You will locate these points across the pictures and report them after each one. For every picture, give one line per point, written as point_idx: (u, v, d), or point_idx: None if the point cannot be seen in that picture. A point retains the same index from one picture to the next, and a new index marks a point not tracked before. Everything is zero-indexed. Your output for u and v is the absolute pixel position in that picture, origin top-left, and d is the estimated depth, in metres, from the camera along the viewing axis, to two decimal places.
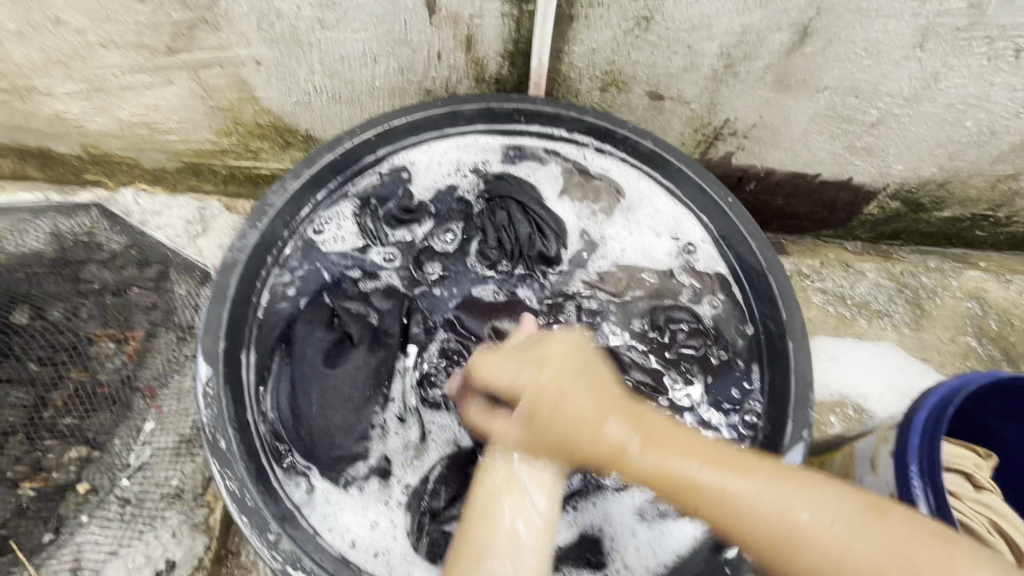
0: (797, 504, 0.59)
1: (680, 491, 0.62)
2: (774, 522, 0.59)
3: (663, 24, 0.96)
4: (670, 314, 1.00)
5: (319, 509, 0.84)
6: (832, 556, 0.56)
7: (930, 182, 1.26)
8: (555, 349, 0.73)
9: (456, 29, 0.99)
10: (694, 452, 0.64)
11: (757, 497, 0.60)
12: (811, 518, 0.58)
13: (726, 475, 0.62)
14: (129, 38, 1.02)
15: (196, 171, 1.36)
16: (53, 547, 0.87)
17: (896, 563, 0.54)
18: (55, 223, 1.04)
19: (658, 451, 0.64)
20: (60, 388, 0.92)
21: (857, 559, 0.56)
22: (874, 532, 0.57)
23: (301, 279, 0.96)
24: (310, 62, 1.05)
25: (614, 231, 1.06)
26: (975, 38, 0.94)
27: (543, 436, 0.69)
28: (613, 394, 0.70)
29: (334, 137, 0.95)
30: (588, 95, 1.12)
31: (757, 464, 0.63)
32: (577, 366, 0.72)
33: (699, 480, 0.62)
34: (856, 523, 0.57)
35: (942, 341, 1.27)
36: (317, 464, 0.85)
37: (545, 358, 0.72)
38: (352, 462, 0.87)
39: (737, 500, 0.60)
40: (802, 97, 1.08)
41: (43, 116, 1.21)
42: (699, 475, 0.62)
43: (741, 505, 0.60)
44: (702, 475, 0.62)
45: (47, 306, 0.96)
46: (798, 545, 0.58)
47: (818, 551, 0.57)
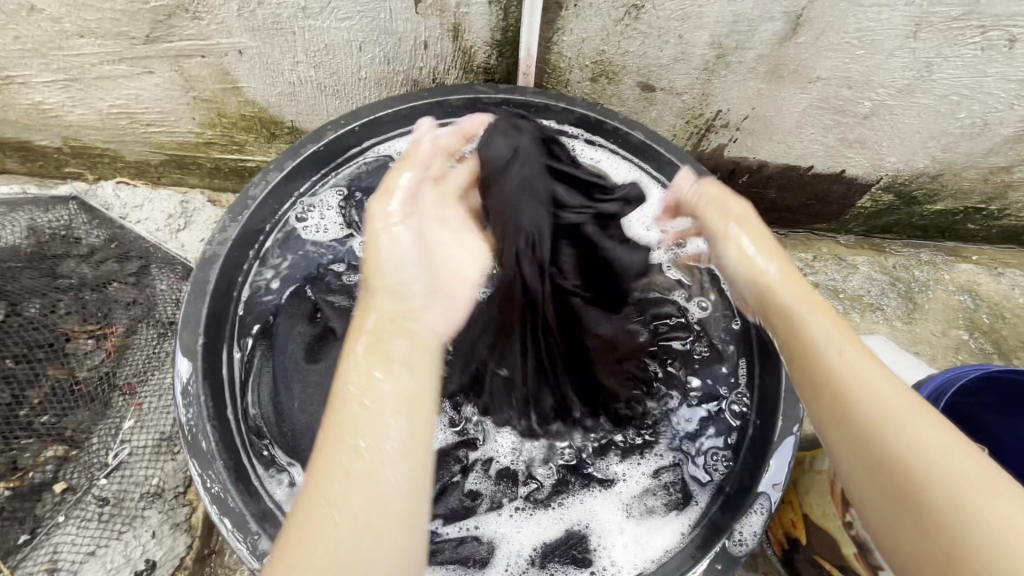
0: (908, 418, 0.60)
1: (790, 316, 0.72)
2: (875, 394, 0.63)
3: (653, 13, 0.94)
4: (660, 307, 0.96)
5: None
6: (915, 448, 0.58)
7: (923, 174, 1.25)
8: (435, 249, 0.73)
9: (442, 18, 0.96)
10: (832, 326, 0.69)
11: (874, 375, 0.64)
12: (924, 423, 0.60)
13: (859, 359, 0.65)
14: (107, 26, 0.99)
15: (179, 164, 1.33)
16: (29, 548, 0.84)
17: (977, 487, 0.55)
18: (33, 217, 1.02)
19: (793, 300, 0.73)
20: (36, 387, 0.88)
21: (939, 461, 0.57)
22: (974, 458, 0.57)
23: (285, 272, 0.94)
24: (294, 51, 1.03)
25: None
26: (969, 28, 0.93)
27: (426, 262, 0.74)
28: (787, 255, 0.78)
29: (319, 128, 0.94)
30: (578, 86, 1.10)
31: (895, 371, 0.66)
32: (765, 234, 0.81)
33: (826, 350, 0.67)
34: (965, 447, 0.58)
35: (934, 335, 1.27)
36: (300, 460, 0.83)
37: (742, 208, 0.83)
38: None
39: (847, 360, 0.66)
40: (795, 88, 1.07)
41: (21, 107, 1.18)
42: (818, 327, 0.69)
43: (854, 381, 0.63)
44: (821, 327, 0.69)
45: (23, 302, 0.90)
46: (905, 427, 0.59)
47: (908, 433, 0.59)
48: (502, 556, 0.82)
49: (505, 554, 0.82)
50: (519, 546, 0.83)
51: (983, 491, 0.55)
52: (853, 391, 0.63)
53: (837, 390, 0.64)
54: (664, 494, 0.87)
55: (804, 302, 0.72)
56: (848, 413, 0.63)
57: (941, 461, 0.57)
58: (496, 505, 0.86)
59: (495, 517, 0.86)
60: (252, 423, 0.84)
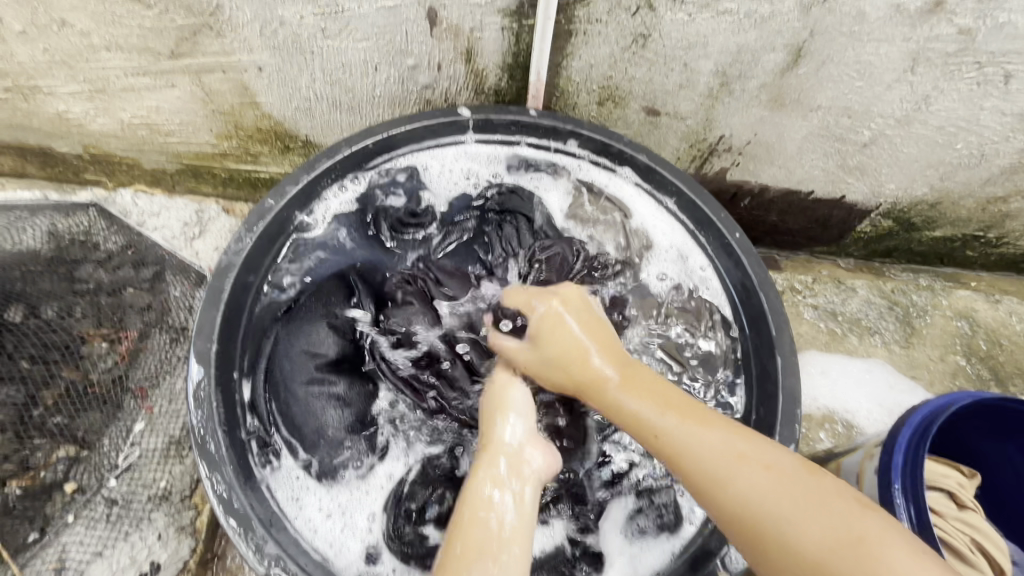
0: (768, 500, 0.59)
1: (656, 435, 0.67)
2: (743, 508, 0.60)
3: (660, 41, 0.98)
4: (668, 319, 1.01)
5: (293, 501, 0.84)
6: (765, 509, 0.58)
7: (921, 202, 1.27)
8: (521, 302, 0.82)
9: (456, 41, 1.00)
10: (660, 401, 0.69)
11: (705, 437, 0.64)
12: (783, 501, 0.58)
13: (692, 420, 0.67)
14: (133, 41, 1.03)
15: (195, 173, 1.36)
16: (38, 547, 0.85)
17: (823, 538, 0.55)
18: (53, 221, 1.05)
19: (631, 387, 0.71)
20: (51, 388, 0.91)
21: (760, 493, 0.60)
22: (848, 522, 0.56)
23: (302, 276, 0.96)
24: (312, 69, 1.07)
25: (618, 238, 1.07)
26: (966, 63, 0.96)
27: (547, 352, 0.76)
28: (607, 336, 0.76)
29: (333, 144, 0.97)
30: (585, 109, 1.13)
31: (715, 418, 0.66)
32: (578, 310, 0.79)
33: (653, 418, 0.68)
34: (803, 493, 0.58)
35: (932, 360, 1.27)
36: (295, 455, 0.86)
37: (557, 300, 0.79)
38: (335, 457, 0.86)
39: (687, 441, 0.65)
40: (796, 116, 1.10)
41: (45, 116, 1.22)
42: (658, 416, 0.68)
43: (697, 451, 0.64)
44: (661, 417, 0.67)
45: (42, 304, 0.95)
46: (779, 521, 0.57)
47: (766, 505, 0.59)
48: None
49: None
50: None
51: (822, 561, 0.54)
52: (690, 458, 0.64)
53: (677, 450, 0.65)
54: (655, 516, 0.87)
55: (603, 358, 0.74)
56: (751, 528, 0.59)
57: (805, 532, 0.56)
58: None
59: None
60: (268, 423, 0.87)
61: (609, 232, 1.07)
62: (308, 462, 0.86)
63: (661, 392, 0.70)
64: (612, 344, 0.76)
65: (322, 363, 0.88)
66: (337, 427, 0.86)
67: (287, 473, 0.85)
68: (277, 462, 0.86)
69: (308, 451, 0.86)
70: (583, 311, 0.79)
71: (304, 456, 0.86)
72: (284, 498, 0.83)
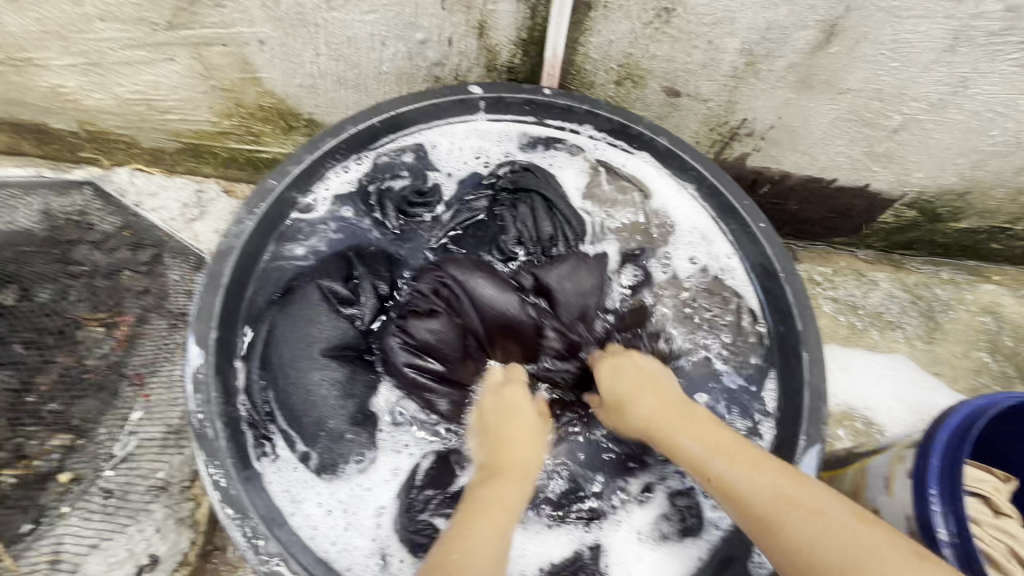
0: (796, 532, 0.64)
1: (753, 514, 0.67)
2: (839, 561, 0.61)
3: (684, 16, 0.92)
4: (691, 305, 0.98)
5: (291, 495, 0.80)
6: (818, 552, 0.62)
7: (949, 192, 1.22)
8: (630, 365, 0.84)
9: (469, 14, 0.95)
10: (716, 446, 0.73)
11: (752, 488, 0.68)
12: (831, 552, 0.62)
13: (750, 466, 0.70)
14: (128, 10, 0.98)
15: (195, 153, 1.32)
16: (32, 539, 0.81)
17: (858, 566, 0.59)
18: (47, 201, 1.01)
19: (685, 431, 0.75)
20: (45, 373, 0.87)
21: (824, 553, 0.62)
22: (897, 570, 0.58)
23: (308, 254, 0.93)
24: (316, 43, 1.01)
25: (634, 213, 1.02)
26: (1010, 43, 0.91)
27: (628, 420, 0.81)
28: (671, 400, 0.79)
29: (339, 122, 0.92)
30: (602, 88, 1.08)
31: (764, 463, 0.70)
32: (650, 383, 0.81)
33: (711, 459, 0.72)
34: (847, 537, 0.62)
35: (955, 356, 1.23)
36: (293, 446, 0.83)
37: (622, 378, 0.83)
38: (336, 450, 0.83)
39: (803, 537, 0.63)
40: (824, 99, 1.05)
41: (39, 90, 1.17)
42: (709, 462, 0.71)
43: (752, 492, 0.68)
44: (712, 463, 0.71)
45: (35, 288, 0.91)
46: (798, 525, 0.64)
47: (816, 543, 0.63)
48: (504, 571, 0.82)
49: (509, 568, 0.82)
50: (520, 567, 0.82)
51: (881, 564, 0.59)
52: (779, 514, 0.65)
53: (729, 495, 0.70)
54: (677, 520, 0.84)
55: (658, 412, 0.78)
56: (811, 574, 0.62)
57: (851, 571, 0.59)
58: None
59: None
60: (264, 412, 0.83)
61: (627, 209, 1.02)
62: (306, 454, 0.83)
63: (722, 439, 0.74)
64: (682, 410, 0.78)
65: (326, 347, 0.85)
66: (338, 419, 0.83)
67: (285, 465, 0.82)
68: (274, 453, 0.82)
69: (307, 444, 0.83)
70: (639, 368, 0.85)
71: (302, 449, 0.82)
72: (282, 491, 0.80)
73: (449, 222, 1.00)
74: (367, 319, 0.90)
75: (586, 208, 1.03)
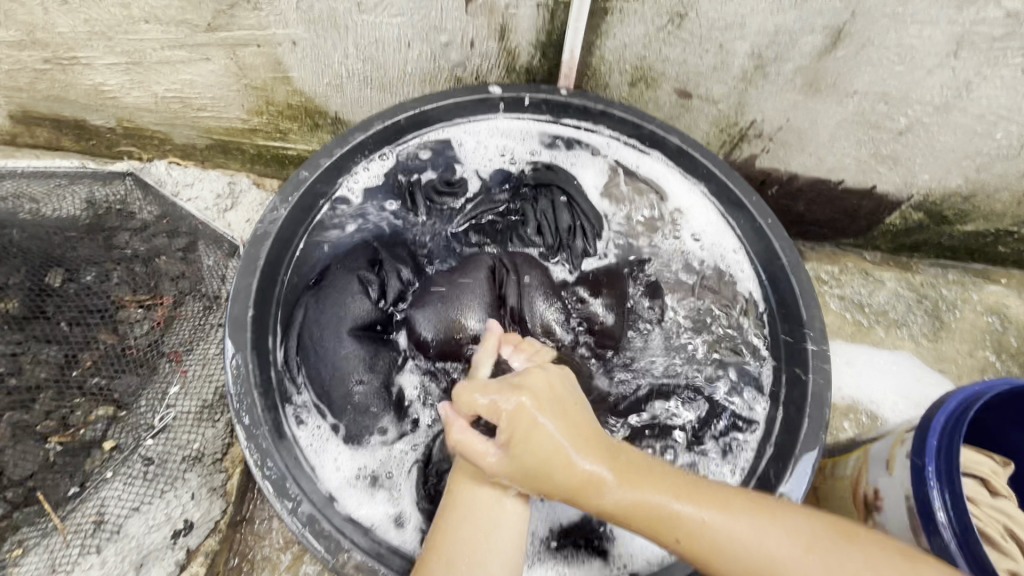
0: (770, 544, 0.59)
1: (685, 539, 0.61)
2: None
3: (696, 21, 0.97)
4: (702, 300, 1.03)
5: (325, 461, 0.86)
6: (791, 571, 0.58)
7: (955, 194, 1.25)
8: (539, 380, 0.71)
9: (491, 18, 1.00)
10: (666, 486, 0.63)
11: (732, 530, 0.60)
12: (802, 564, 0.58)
13: (715, 502, 0.62)
14: (172, 13, 1.04)
15: (224, 149, 1.38)
16: (79, 501, 0.87)
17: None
18: (91, 190, 1.08)
19: (633, 485, 0.63)
20: (90, 349, 0.92)
21: (798, 571, 0.58)
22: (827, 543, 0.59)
23: (345, 238, 1.00)
24: (345, 44, 1.07)
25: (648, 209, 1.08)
26: (1011, 49, 0.94)
27: (523, 465, 0.66)
28: (587, 430, 0.67)
29: (367, 118, 0.97)
30: (616, 90, 1.12)
31: (730, 498, 0.62)
32: (558, 401, 0.69)
33: (662, 504, 0.62)
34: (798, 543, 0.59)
35: (961, 354, 1.26)
36: (327, 415, 0.89)
37: (528, 390, 0.69)
38: (361, 422, 0.88)
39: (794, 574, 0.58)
40: (831, 101, 1.08)
41: (83, 88, 1.24)
42: (667, 505, 0.62)
43: (723, 546, 0.59)
44: (676, 507, 0.61)
45: (81, 270, 0.96)
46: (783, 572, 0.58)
47: (789, 570, 0.59)
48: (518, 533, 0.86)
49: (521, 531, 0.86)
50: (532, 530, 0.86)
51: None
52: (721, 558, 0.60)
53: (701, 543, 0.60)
54: None
55: (580, 453, 0.65)
56: None
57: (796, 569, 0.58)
58: None
59: None
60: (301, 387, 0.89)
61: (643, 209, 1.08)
62: (336, 425, 0.89)
63: (652, 513, 0.62)
64: (595, 437, 0.67)
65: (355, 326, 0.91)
66: (365, 394, 0.88)
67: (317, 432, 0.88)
68: (310, 424, 0.88)
69: (336, 416, 0.88)
70: (552, 403, 0.68)
71: (332, 419, 0.89)
72: (315, 457, 0.85)
73: (472, 210, 1.06)
74: (390, 300, 0.96)
75: (603, 207, 1.09)
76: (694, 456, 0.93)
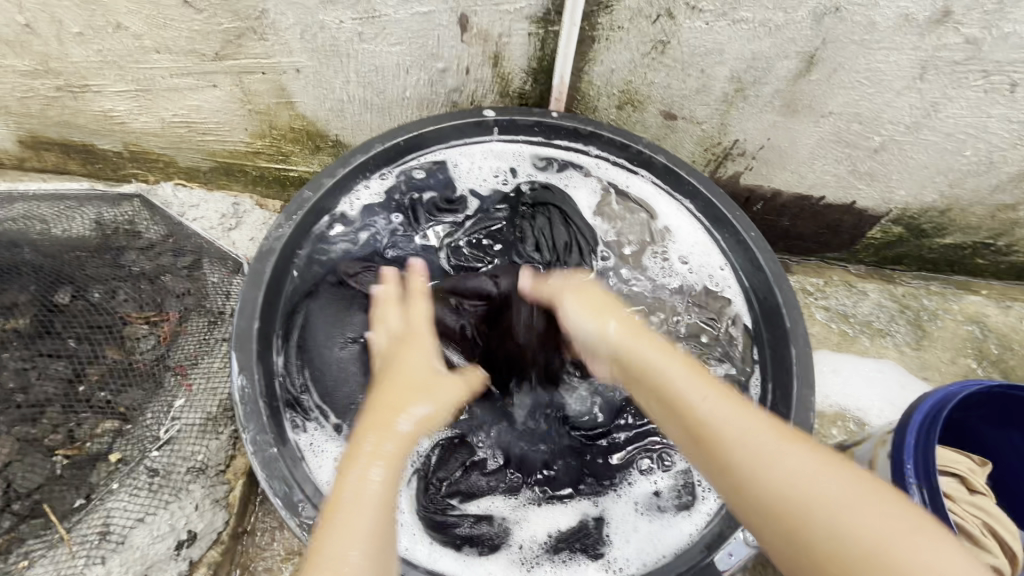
0: (785, 474, 0.57)
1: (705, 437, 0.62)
2: (860, 534, 0.51)
3: (678, 48, 1.03)
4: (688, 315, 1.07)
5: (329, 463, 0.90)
6: (815, 507, 0.54)
7: (931, 209, 1.30)
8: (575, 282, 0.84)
9: (485, 46, 1.06)
10: (693, 380, 0.66)
11: (737, 427, 0.61)
12: (842, 507, 0.53)
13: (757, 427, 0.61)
14: (182, 43, 1.10)
15: (227, 171, 1.42)
16: (83, 512, 0.88)
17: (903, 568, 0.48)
18: (100, 211, 1.12)
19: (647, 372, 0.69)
20: (95, 365, 0.94)
21: (832, 510, 0.53)
22: (856, 489, 0.54)
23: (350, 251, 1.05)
24: (346, 71, 1.13)
25: (639, 226, 1.11)
26: (972, 72, 1.01)
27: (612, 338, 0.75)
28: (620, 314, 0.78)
29: (367, 140, 1.02)
30: (605, 112, 1.18)
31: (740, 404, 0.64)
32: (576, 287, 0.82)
33: (695, 403, 0.64)
34: (873, 501, 0.53)
35: (943, 362, 1.30)
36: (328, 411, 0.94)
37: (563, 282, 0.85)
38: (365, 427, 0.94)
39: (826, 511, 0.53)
40: (808, 121, 1.14)
41: (92, 114, 1.29)
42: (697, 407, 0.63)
43: (760, 463, 0.58)
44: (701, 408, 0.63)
45: (89, 287, 0.99)
46: (784, 476, 0.57)
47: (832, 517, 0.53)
48: (515, 540, 0.89)
49: (519, 537, 0.89)
50: (529, 536, 0.89)
51: (884, 536, 0.50)
52: (749, 476, 0.58)
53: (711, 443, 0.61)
54: (674, 497, 0.92)
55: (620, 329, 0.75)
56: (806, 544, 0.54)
57: (838, 515, 0.53)
58: (513, 490, 0.93)
59: (507, 503, 0.92)
60: (305, 388, 0.95)
61: (633, 228, 1.11)
62: (338, 425, 0.94)
63: (676, 401, 0.65)
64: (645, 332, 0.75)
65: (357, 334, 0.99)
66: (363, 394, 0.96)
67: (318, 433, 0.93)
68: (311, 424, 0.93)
69: (338, 416, 0.94)
70: (593, 296, 0.81)
71: (334, 421, 0.94)
72: (316, 459, 0.89)
73: (471, 227, 1.11)
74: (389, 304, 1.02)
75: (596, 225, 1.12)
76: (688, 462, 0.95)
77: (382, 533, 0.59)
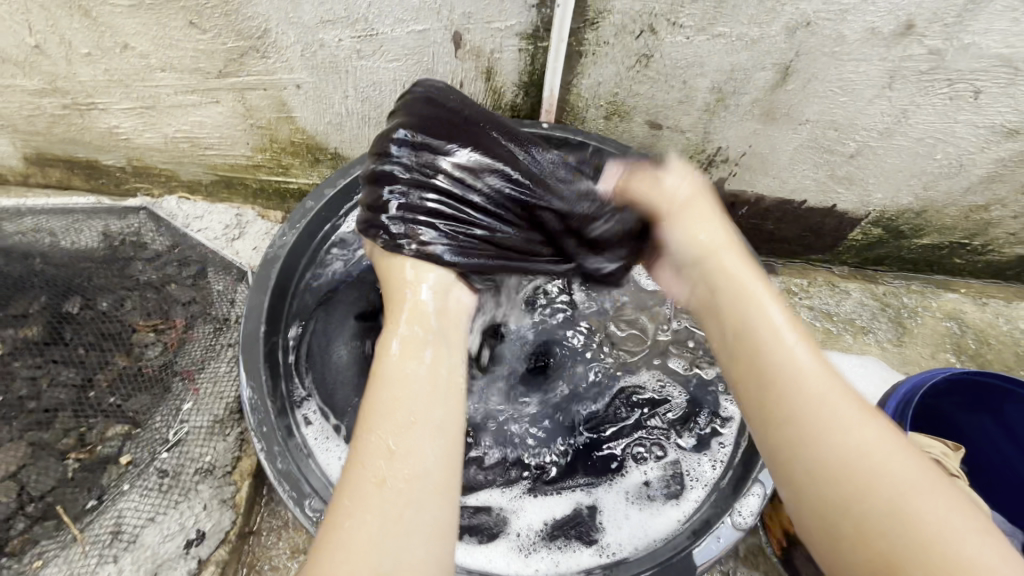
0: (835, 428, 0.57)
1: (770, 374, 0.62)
2: (891, 500, 0.52)
3: (661, 61, 1.08)
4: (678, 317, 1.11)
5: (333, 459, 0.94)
6: (855, 464, 0.55)
7: (908, 210, 1.36)
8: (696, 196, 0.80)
9: (478, 61, 1.11)
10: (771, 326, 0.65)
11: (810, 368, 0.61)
12: (888, 461, 0.54)
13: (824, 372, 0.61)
14: (187, 62, 1.15)
15: (228, 185, 1.45)
16: (95, 513, 0.91)
17: (931, 538, 0.49)
18: (108, 224, 1.15)
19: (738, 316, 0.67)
20: (105, 371, 0.98)
21: (856, 450, 0.56)
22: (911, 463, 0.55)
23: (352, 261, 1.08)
24: (345, 87, 1.17)
25: None
26: (937, 80, 1.07)
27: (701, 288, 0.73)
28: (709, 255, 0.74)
29: (366, 152, 1.05)
30: (593, 123, 1.23)
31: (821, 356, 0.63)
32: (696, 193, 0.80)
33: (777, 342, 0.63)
34: (925, 480, 0.53)
35: (923, 356, 1.35)
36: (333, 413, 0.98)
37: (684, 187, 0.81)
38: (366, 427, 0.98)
39: (862, 464, 0.55)
40: (786, 129, 1.20)
41: (98, 131, 1.33)
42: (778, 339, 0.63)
43: (817, 408, 0.59)
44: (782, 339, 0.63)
45: (97, 297, 1.02)
46: (835, 432, 0.57)
47: (866, 468, 0.54)
48: (511, 529, 0.93)
49: (516, 526, 0.93)
50: (525, 525, 0.93)
51: (912, 493, 0.52)
52: (813, 438, 0.58)
53: (779, 377, 0.61)
54: (664, 486, 0.96)
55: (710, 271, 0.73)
56: (837, 492, 0.55)
57: (879, 471, 0.54)
58: (509, 483, 0.97)
59: (504, 494, 0.96)
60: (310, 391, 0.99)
61: None
62: (338, 425, 0.98)
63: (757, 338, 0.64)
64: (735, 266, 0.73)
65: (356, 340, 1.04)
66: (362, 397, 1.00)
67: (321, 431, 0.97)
68: (316, 423, 0.97)
69: (338, 417, 0.98)
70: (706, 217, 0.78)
71: (335, 421, 0.97)
72: (321, 455, 0.94)
73: None
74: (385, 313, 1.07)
75: None
76: (677, 454, 1.00)
77: (434, 488, 0.58)
